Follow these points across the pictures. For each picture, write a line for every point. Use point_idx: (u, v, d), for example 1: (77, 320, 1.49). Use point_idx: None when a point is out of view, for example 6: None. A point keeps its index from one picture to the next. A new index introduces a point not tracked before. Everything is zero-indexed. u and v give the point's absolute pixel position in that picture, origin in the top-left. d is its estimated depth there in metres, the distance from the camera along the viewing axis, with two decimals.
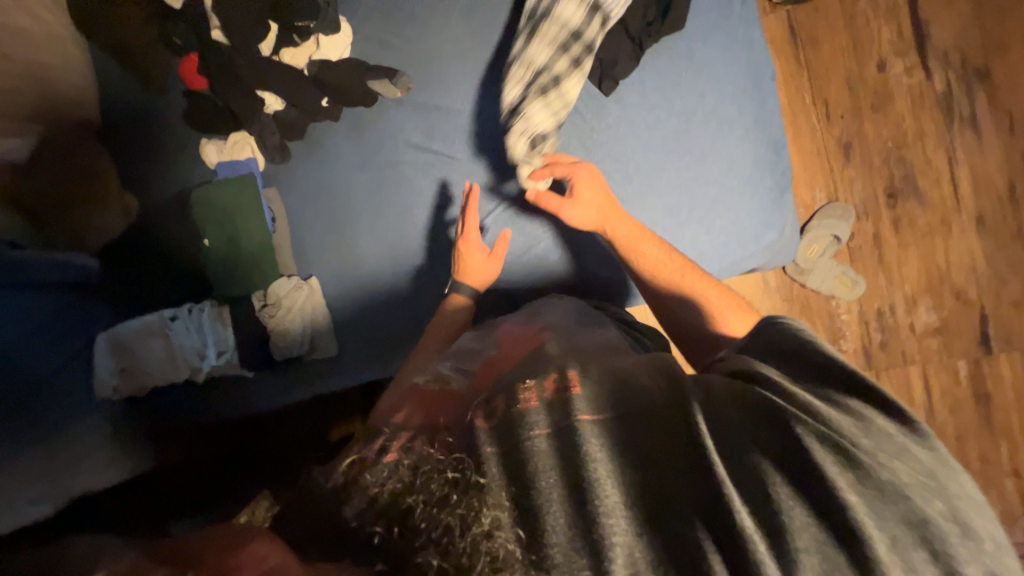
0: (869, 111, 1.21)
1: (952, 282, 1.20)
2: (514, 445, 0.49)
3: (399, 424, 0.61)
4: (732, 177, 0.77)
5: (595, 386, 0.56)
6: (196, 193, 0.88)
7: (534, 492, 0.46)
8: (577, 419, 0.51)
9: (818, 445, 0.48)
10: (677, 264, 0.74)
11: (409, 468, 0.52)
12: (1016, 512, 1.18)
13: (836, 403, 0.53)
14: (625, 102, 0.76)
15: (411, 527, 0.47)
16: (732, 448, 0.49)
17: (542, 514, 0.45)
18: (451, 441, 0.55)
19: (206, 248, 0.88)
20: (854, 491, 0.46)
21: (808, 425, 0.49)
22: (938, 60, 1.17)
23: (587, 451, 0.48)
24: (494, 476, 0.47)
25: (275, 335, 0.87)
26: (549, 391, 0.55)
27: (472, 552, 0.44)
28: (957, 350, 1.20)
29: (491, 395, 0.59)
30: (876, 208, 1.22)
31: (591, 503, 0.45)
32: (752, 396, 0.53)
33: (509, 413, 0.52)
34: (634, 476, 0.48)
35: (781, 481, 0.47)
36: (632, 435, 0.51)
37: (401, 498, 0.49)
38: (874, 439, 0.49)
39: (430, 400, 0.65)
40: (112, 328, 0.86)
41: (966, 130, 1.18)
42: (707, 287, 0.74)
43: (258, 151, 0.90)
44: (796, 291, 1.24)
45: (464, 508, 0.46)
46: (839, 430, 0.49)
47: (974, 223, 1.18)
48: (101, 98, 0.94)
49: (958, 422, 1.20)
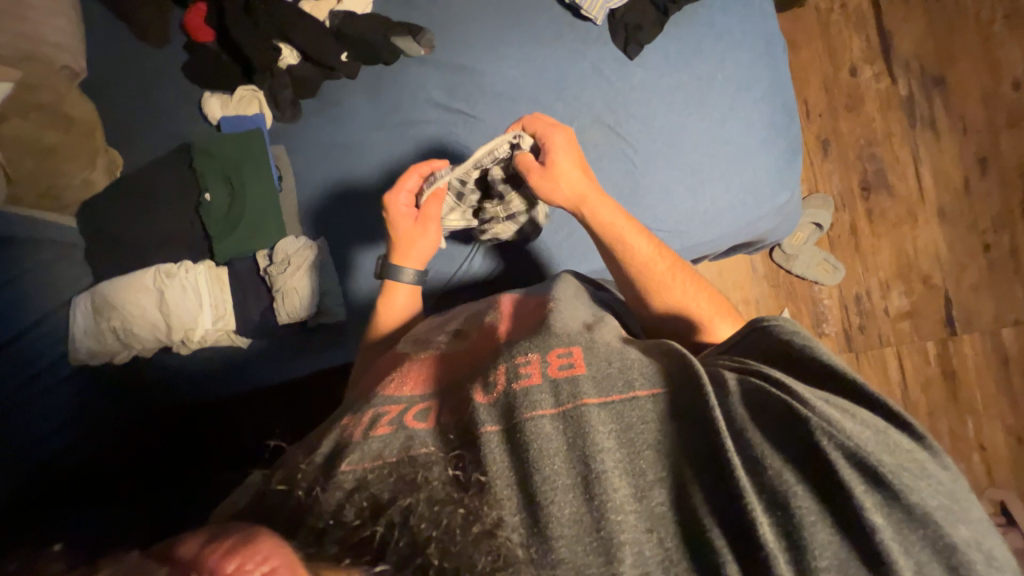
0: (843, 110, 1.32)
1: (919, 268, 1.30)
2: (518, 431, 0.44)
3: (391, 393, 0.54)
4: (748, 139, 0.82)
5: (603, 366, 0.50)
6: (198, 145, 0.83)
7: (540, 483, 0.42)
8: (581, 404, 0.46)
9: (840, 457, 0.41)
10: (665, 264, 0.71)
11: (402, 449, 0.46)
12: (984, 485, 1.24)
13: (849, 411, 0.46)
14: (647, 66, 0.83)
15: (408, 524, 0.39)
16: (747, 439, 0.44)
17: (547, 506, 0.41)
18: (450, 426, 0.49)
19: (206, 203, 0.83)
20: (878, 512, 0.40)
21: (835, 440, 0.42)
22: (901, 68, 1.31)
23: (594, 439, 0.44)
24: (502, 464, 0.44)
25: (282, 296, 0.82)
26: (557, 371, 0.49)
27: (471, 548, 0.38)
28: (926, 331, 1.29)
29: (492, 365, 0.52)
30: (851, 200, 1.32)
31: (599, 497, 0.41)
32: (768, 393, 0.46)
33: (510, 393, 0.47)
34: (646, 466, 0.44)
35: (797, 481, 0.41)
36: (644, 424, 0.46)
37: (399, 496, 0.41)
38: (889, 450, 0.44)
39: (430, 365, 0.58)
40: (97, 286, 0.79)
41: (926, 131, 1.31)
42: (690, 274, 0.71)
43: (266, 108, 0.87)
44: (782, 276, 1.31)
45: (466, 506, 0.41)
46: (861, 440, 0.43)
47: (936, 215, 1.30)
48: (101, 48, 0.90)
49: (929, 400, 1.27)
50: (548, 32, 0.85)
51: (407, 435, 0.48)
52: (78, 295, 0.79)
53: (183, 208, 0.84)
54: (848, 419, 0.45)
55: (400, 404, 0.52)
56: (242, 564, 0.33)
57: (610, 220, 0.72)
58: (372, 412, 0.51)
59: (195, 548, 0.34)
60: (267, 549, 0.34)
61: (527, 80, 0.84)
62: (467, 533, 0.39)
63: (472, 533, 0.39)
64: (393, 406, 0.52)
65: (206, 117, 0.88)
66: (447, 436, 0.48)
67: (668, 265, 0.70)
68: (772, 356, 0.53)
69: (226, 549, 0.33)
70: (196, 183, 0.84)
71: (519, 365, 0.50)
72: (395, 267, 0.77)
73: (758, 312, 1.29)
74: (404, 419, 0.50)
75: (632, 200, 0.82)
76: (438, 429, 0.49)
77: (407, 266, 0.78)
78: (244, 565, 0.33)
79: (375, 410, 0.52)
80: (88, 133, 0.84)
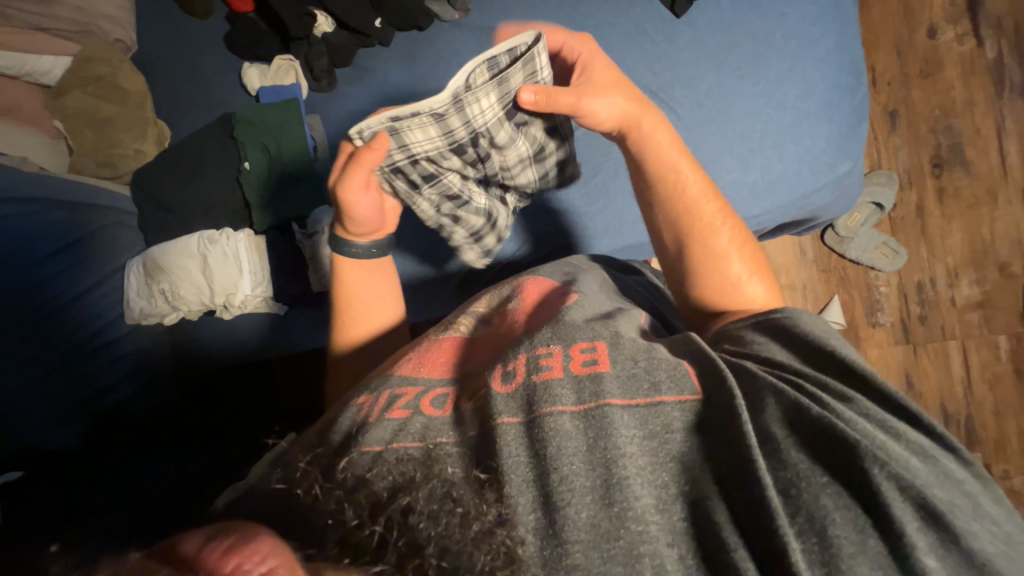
0: (917, 77, 1.19)
1: (996, 255, 1.17)
2: (535, 426, 0.42)
3: (409, 374, 0.52)
4: (808, 102, 0.77)
5: (628, 364, 0.47)
6: (239, 113, 0.85)
7: (556, 484, 0.39)
8: (605, 403, 0.43)
9: (886, 485, 0.38)
10: (712, 204, 0.66)
11: (416, 437, 0.44)
12: None
13: (890, 430, 0.43)
14: (697, 26, 0.77)
15: (409, 523, 0.35)
16: (782, 457, 0.41)
17: (562, 509, 0.38)
18: (467, 415, 0.45)
19: (246, 170, 0.84)
20: (924, 542, 0.36)
21: (885, 468, 0.38)
22: (991, 28, 1.16)
23: (617, 443, 0.41)
24: (517, 459, 0.41)
25: (313, 262, 0.86)
26: (579, 367, 0.46)
27: (472, 547, 0.34)
28: (999, 325, 1.16)
29: (512, 355, 0.49)
30: (920, 178, 1.20)
31: (620, 505, 0.38)
32: (806, 408, 0.42)
33: (529, 386, 0.45)
34: (669, 477, 0.41)
35: (836, 506, 0.38)
36: (671, 431, 0.43)
37: (399, 493, 0.37)
38: (940, 482, 0.40)
39: (450, 349, 0.56)
40: (148, 250, 0.84)
41: (1017, 99, 1.16)
42: (733, 227, 0.66)
43: (302, 78, 0.88)
44: (834, 261, 1.21)
45: (465, 504, 0.37)
46: (908, 469, 0.39)
47: (1021, 195, 1.16)
48: (151, 21, 0.93)
49: (995, 399, 1.16)
50: None
51: (423, 420, 0.46)
52: (132, 262, 0.85)
53: (224, 177, 0.86)
54: (899, 445, 0.42)
55: (416, 386, 0.50)
56: (241, 563, 0.30)
57: (666, 145, 0.66)
58: (389, 394, 0.49)
59: (194, 545, 0.31)
60: (267, 548, 0.31)
61: None
62: (467, 531, 0.35)
63: (472, 530, 0.35)
64: (409, 389, 0.50)
65: (246, 88, 0.90)
66: (462, 425, 0.45)
67: (718, 209, 0.66)
68: (794, 349, 0.51)
69: (225, 548, 0.30)
70: (236, 152, 0.86)
71: (540, 356, 0.47)
72: (341, 237, 0.70)
73: (805, 298, 1.21)
74: (421, 405, 0.48)
75: None
76: (456, 416, 0.46)
77: (357, 239, 0.70)
78: (243, 565, 0.30)
79: (390, 391, 0.49)
80: (139, 105, 0.87)
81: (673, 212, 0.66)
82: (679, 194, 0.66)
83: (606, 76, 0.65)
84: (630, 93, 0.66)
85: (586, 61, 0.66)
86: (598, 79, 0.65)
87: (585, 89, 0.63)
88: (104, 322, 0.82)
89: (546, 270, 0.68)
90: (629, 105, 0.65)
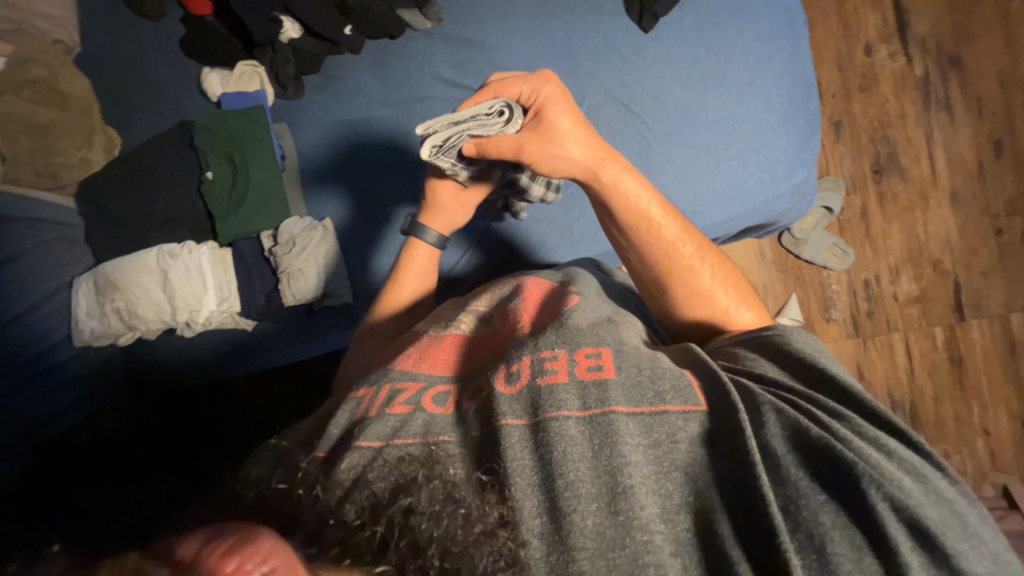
0: (856, 91, 1.30)
1: (929, 253, 1.28)
2: (540, 429, 0.42)
3: (409, 369, 0.51)
4: (766, 115, 0.82)
5: (633, 372, 0.48)
6: (198, 121, 0.82)
7: (561, 489, 0.39)
8: (609, 411, 0.43)
9: (888, 513, 0.40)
10: (690, 248, 0.68)
11: (417, 432, 0.44)
12: (986, 468, 1.23)
13: (883, 448, 0.45)
14: (662, 40, 0.81)
15: (410, 523, 0.36)
16: (784, 473, 0.43)
17: (569, 515, 0.38)
18: (469, 414, 0.46)
19: (208, 181, 0.81)
20: (912, 553, 0.39)
21: (882, 489, 0.41)
22: (918, 47, 1.28)
23: (622, 451, 0.41)
24: (523, 462, 0.41)
25: (287, 277, 0.80)
26: (584, 372, 0.47)
27: (472, 548, 0.35)
28: (935, 316, 1.27)
29: (515, 355, 0.49)
30: (863, 183, 1.30)
31: (625, 513, 0.39)
32: (806, 428, 0.44)
33: (533, 388, 0.45)
34: (672, 487, 0.42)
35: (834, 524, 0.40)
36: (675, 440, 0.44)
37: (400, 494, 0.38)
38: (935, 506, 0.42)
39: (453, 347, 0.55)
40: (100, 265, 0.78)
41: (942, 112, 1.29)
42: (712, 262, 0.69)
43: (266, 84, 0.85)
44: (791, 262, 1.29)
45: (467, 505, 0.37)
46: (904, 490, 0.42)
47: (948, 198, 1.28)
48: (96, 21, 0.87)
49: (934, 385, 1.26)
50: (560, 3, 0.83)
51: (424, 417, 0.45)
52: (81, 278, 0.78)
53: (183, 188, 0.82)
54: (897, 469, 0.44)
55: (417, 381, 0.49)
56: (241, 564, 0.30)
57: (631, 193, 0.67)
58: (389, 388, 0.48)
59: (191, 550, 0.31)
60: (268, 548, 0.31)
61: (541, 54, 0.82)
62: (468, 533, 0.36)
63: (472, 533, 0.36)
64: (409, 384, 0.49)
65: (205, 94, 0.86)
66: (464, 423, 0.45)
67: (695, 248, 0.68)
68: (792, 369, 0.54)
69: (225, 549, 0.30)
70: (198, 160, 0.82)
71: (545, 360, 0.47)
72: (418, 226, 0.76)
73: (765, 298, 1.28)
74: (423, 400, 0.47)
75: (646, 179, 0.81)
76: (458, 414, 0.46)
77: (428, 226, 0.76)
78: (243, 566, 0.30)
79: (390, 386, 0.48)
80: (84, 111, 0.81)
81: (655, 262, 0.68)
82: (656, 240, 0.67)
83: (560, 124, 0.64)
84: (586, 144, 0.65)
85: (537, 101, 0.64)
86: (547, 126, 0.64)
87: (525, 138, 0.63)
88: (47, 345, 0.75)
89: (542, 274, 0.69)
90: (584, 155, 0.65)
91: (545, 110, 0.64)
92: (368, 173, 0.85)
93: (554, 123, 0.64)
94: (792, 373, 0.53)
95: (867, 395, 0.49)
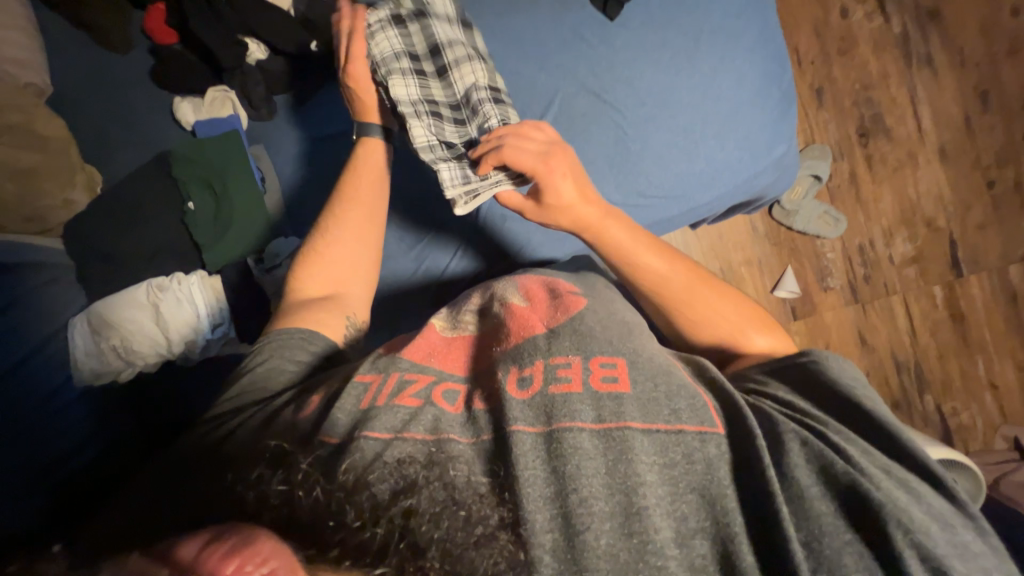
0: (835, 55, 1.28)
1: (922, 212, 1.27)
2: (553, 439, 0.43)
3: (418, 360, 0.53)
4: (741, 92, 0.81)
5: (648, 387, 0.48)
6: (174, 151, 0.82)
7: (576, 506, 0.41)
8: (625, 426, 0.44)
9: (913, 556, 0.40)
10: (709, 293, 0.67)
11: (427, 426, 0.46)
12: (996, 422, 1.23)
13: (908, 487, 0.44)
14: (630, 26, 0.80)
15: (409, 526, 0.37)
16: (806, 502, 0.43)
17: (582, 536, 0.40)
18: (480, 415, 0.47)
19: (190, 210, 0.81)
20: None
21: (908, 535, 0.40)
22: (894, 5, 1.26)
23: (637, 470, 0.42)
24: (534, 472, 0.42)
25: (275, 295, 0.82)
26: (599, 382, 0.47)
27: (473, 549, 0.36)
28: (933, 275, 1.26)
29: (528, 355, 0.50)
30: (850, 147, 1.28)
31: (640, 537, 0.40)
32: (832, 463, 0.44)
33: (546, 396, 0.46)
34: (687, 510, 0.42)
35: (857, 564, 0.40)
36: (691, 460, 0.44)
37: (399, 496, 0.39)
38: (964, 553, 0.41)
39: (464, 347, 0.55)
40: (92, 305, 0.78)
41: (924, 68, 1.27)
42: (732, 305, 0.67)
43: (239, 108, 0.85)
44: (784, 234, 1.28)
45: (467, 508, 0.39)
46: (932, 537, 0.41)
47: (937, 155, 1.27)
48: (64, 60, 0.87)
49: (938, 344, 1.26)
50: None
51: (434, 411, 0.48)
52: (73, 318, 0.78)
53: (167, 219, 0.82)
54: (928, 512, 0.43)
55: (427, 374, 0.51)
56: (242, 565, 0.30)
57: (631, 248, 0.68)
58: (399, 377, 0.50)
59: (192, 550, 0.30)
60: (269, 549, 0.31)
61: (510, 51, 0.81)
62: (468, 535, 0.37)
63: (473, 534, 0.37)
64: (420, 376, 0.51)
65: (179, 123, 0.86)
66: (476, 426, 0.47)
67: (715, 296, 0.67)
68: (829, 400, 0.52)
69: (226, 551, 0.30)
70: (178, 191, 0.82)
71: (558, 367, 0.48)
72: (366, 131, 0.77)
73: (761, 272, 1.28)
74: (432, 394, 0.49)
75: (625, 168, 0.81)
76: (468, 414, 0.48)
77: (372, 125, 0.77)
78: (244, 567, 0.29)
79: (400, 373, 0.51)
80: (63, 150, 0.79)
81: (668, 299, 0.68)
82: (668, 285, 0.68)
83: (563, 194, 0.66)
84: (585, 208, 0.67)
85: (541, 173, 0.65)
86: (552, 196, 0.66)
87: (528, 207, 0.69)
88: None
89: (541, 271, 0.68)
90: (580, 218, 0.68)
91: (545, 183, 0.65)
92: None
93: (556, 194, 0.66)
94: (819, 400, 0.52)
95: (900, 433, 0.48)
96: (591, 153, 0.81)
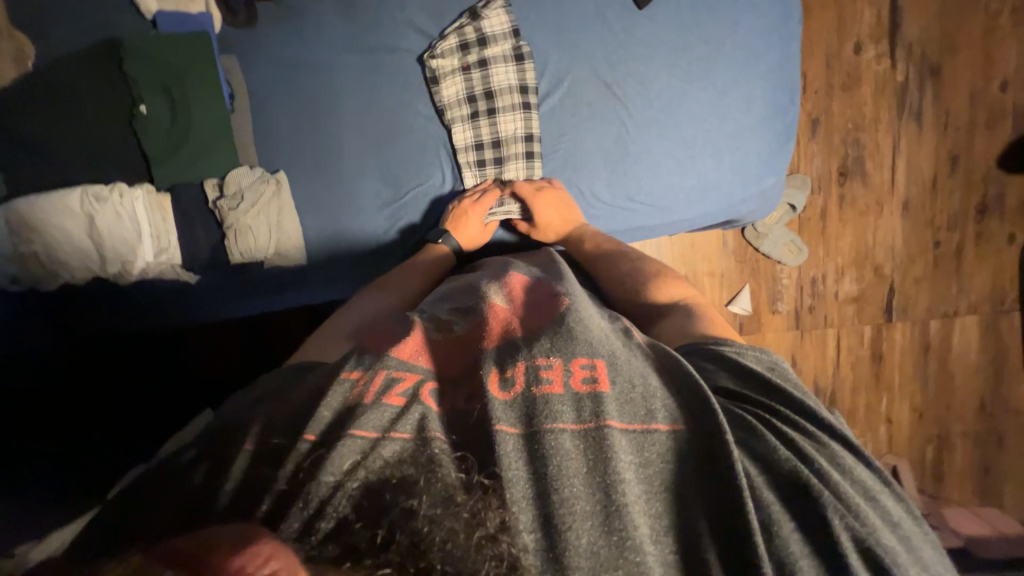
0: (839, 89, 1.30)
1: (873, 257, 1.36)
2: (534, 439, 0.43)
3: (406, 357, 0.49)
4: (746, 116, 0.81)
5: (626, 388, 0.48)
6: (127, 41, 0.71)
7: (558, 505, 0.40)
8: (604, 425, 0.44)
9: (849, 546, 0.42)
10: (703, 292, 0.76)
11: (414, 426, 0.43)
12: (882, 450, 1.40)
13: (841, 466, 0.48)
14: (655, 19, 0.77)
15: (411, 524, 0.35)
16: (761, 495, 0.44)
17: (564, 532, 0.39)
18: (465, 414, 0.45)
19: (141, 115, 0.71)
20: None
21: (844, 520, 0.43)
22: (903, 52, 1.28)
23: (615, 466, 0.42)
24: (518, 472, 0.41)
25: (235, 234, 0.75)
26: (579, 383, 0.47)
27: (474, 553, 0.35)
28: (867, 317, 1.37)
29: (512, 358, 0.49)
30: (828, 183, 1.33)
31: (619, 532, 0.40)
32: (778, 457, 0.46)
33: (529, 397, 0.45)
34: (660, 508, 0.43)
35: (803, 554, 0.42)
36: (663, 461, 0.45)
37: (399, 497, 0.37)
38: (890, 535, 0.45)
39: (443, 345, 0.52)
40: (9, 202, 0.68)
41: (912, 121, 1.32)
42: None
43: (212, 7, 0.74)
44: (750, 253, 1.33)
45: (469, 507, 0.37)
46: (863, 523, 0.44)
47: (900, 207, 1.34)
48: None
49: (854, 377, 1.39)
50: None
51: (422, 410, 0.44)
52: None
53: (111, 119, 0.72)
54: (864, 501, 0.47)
55: (416, 372, 0.48)
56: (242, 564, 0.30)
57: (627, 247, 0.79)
58: (385, 375, 0.46)
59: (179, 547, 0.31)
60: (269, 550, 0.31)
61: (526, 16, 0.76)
62: (470, 537, 0.35)
63: (475, 536, 0.36)
64: (409, 374, 0.47)
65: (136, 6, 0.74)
66: (458, 423, 0.45)
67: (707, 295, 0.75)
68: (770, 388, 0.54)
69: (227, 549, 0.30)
70: (128, 90, 0.72)
71: (541, 368, 0.47)
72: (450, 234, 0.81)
73: (721, 286, 1.34)
74: (420, 393, 0.46)
75: (620, 168, 0.81)
76: (451, 414, 0.45)
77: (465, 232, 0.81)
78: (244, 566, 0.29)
79: (387, 371, 0.47)
80: None
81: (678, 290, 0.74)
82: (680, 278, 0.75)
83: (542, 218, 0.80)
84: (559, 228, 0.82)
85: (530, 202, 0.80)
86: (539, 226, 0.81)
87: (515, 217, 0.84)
88: None
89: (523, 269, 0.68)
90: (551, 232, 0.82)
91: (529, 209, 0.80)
92: (327, 126, 0.78)
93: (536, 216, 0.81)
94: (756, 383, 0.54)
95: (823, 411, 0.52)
96: (589, 145, 0.80)
